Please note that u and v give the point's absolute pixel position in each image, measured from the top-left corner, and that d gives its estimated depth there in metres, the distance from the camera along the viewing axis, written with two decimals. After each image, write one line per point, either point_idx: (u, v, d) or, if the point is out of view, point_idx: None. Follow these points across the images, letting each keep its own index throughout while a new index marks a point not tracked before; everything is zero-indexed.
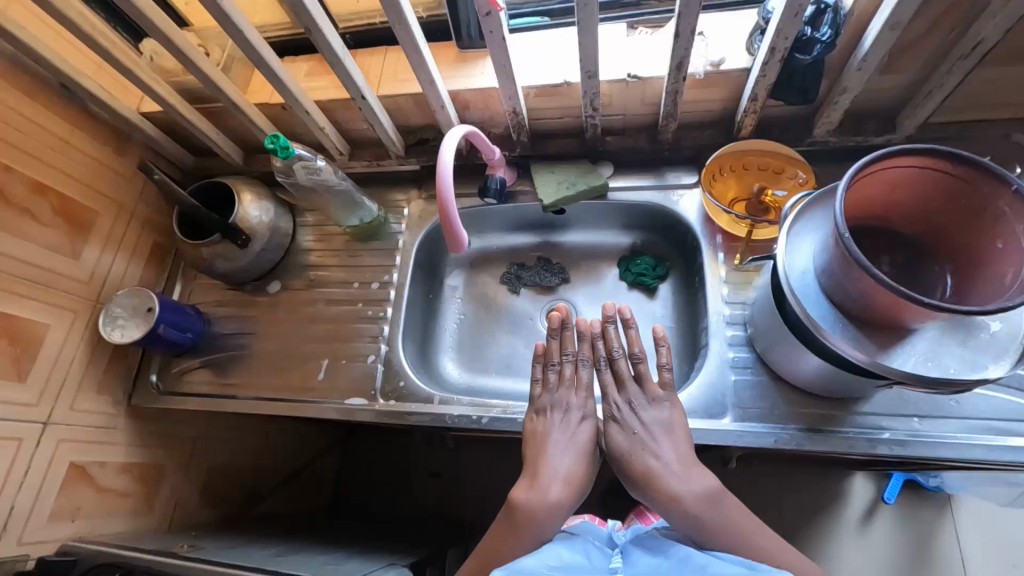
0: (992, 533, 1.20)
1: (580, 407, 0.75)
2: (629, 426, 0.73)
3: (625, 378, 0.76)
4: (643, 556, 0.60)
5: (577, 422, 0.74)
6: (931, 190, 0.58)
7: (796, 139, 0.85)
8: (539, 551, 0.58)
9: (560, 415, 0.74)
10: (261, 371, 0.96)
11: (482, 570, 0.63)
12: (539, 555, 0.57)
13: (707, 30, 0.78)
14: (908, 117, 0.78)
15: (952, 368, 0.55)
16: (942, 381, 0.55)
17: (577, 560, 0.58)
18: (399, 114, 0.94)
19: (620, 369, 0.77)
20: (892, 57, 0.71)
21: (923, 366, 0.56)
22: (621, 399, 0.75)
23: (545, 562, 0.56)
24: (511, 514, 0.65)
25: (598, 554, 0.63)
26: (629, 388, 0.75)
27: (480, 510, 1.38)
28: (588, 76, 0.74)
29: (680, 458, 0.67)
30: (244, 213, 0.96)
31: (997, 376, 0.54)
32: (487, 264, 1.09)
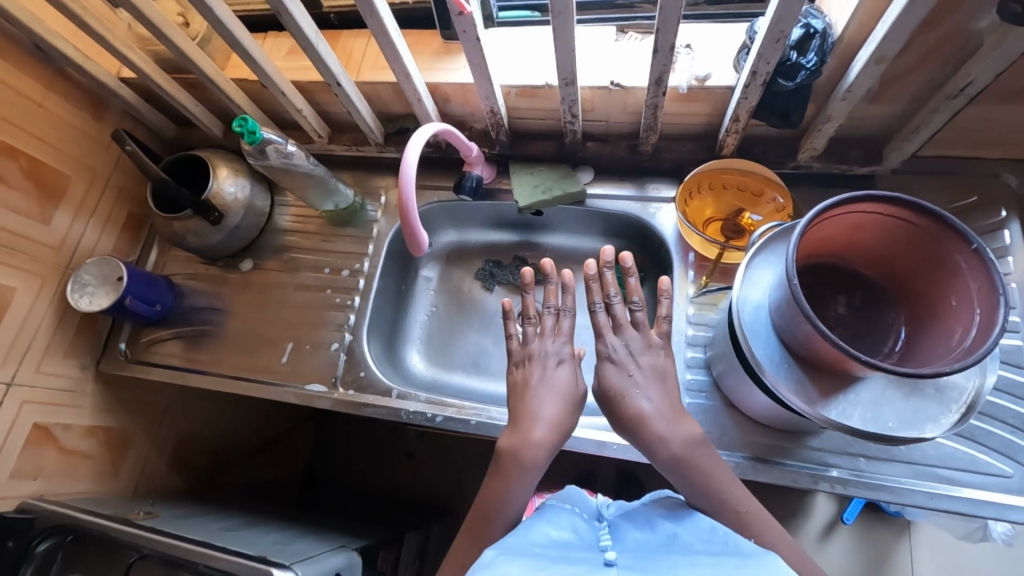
0: (947, 562, 1.21)
1: (558, 351, 0.70)
2: (625, 367, 0.67)
3: (620, 323, 0.70)
4: (632, 530, 0.60)
5: (554, 366, 0.69)
6: (893, 236, 0.56)
7: (778, 162, 0.82)
8: (526, 531, 0.57)
9: (539, 365, 0.69)
10: (228, 348, 0.97)
11: (484, 519, 0.63)
12: (526, 535, 0.56)
13: (694, 43, 0.76)
14: (896, 150, 0.75)
15: (890, 423, 0.55)
16: (880, 436, 0.55)
17: (566, 538, 0.58)
18: (379, 101, 0.92)
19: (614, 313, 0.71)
20: (878, 89, 0.69)
21: (862, 419, 0.56)
22: (615, 341, 0.69)
23: (533, 542, 0.55)
24: (499, 463, 0.64)
25: (585, 528, 0.62)
26: (624, 332, 0.70)
27: (447, 493, 1.41)
28: (566, 82, 0.72)
29: (670, 405, 0.65)
30: (218, 189, 0.95)
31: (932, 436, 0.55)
32: (464, 258, 1.08)
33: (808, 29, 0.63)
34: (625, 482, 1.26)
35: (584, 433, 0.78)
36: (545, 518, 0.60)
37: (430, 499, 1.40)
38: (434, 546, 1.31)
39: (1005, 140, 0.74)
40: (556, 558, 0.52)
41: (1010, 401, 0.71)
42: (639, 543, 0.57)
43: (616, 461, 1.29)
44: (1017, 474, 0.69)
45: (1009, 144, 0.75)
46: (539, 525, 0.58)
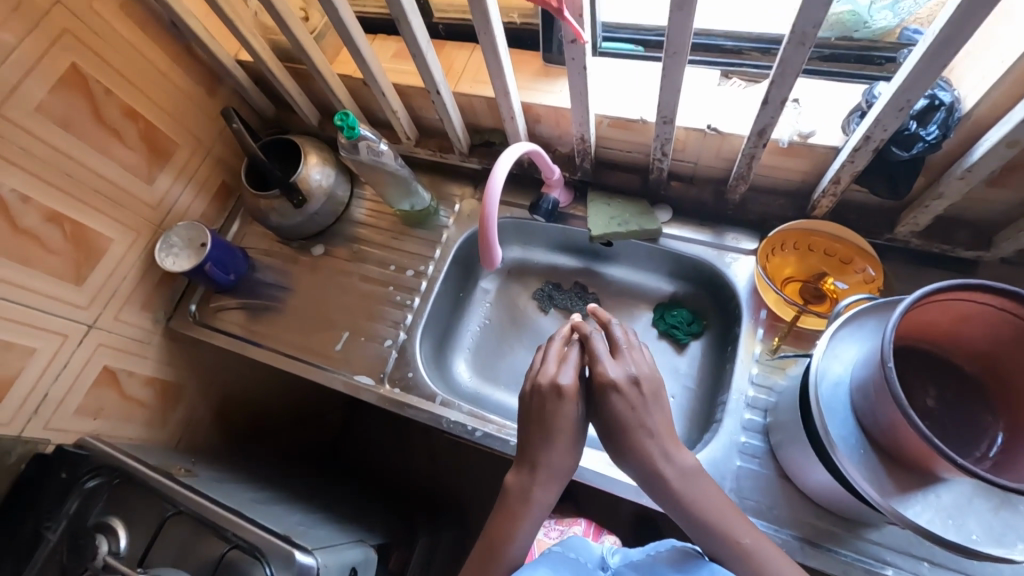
0: None
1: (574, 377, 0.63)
2: (627, 394, 0.60)
3: (619, 348, 0.64)
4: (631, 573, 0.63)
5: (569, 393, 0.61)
6: (1003, 333, 0.52)
7: (872, 232, 0.78)
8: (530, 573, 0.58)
9: (552, 392, 0.62)
10: (287, 326, 1.01)
11: (485, 552, 0.61)
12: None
13: (803, 98, 0.73)
14: (1009, 239, 0.70)
15: (973, 534, 0.51)
16: (959, 546, 0.51)
17: None
18: (471, 113, 0.94)
19: (614, 338, 0.65)
20: (1002, 172, 0.64)
21: (940, 523, 0.52)
22: (617, 367, 0.62)
23: None
24: (505, 500, 0.63)
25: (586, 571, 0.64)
26: (623, 357, 0.63)
27: (465, 503, 1.40)
28: (664, 120, 0.71)
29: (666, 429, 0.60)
30: (306, 174, 0.99)
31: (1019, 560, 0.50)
32: (524, 276, 1.08)
33: (934, 101, 0.60)
34: (645, 530, 1.22)
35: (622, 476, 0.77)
36: (552, 561, 0.61)
37: (447, 506, 1.40)
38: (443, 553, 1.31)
39: None
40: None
41: None
42: None
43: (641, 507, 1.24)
44: None
45: None
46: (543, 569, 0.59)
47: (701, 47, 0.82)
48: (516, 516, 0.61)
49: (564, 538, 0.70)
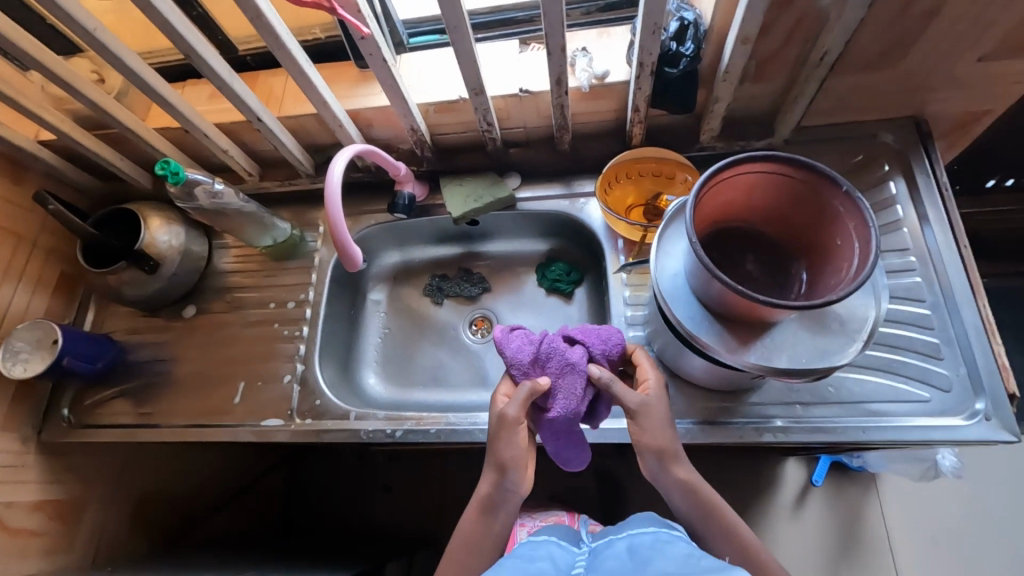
0: (912, 506, 1.36)
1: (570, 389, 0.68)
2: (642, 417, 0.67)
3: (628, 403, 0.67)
4: (609, 554, 0.60)
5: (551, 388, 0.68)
6: (781, 193, 0.62)
7: (685, 147, 0.88)
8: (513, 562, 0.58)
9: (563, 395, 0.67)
10: (179, 398, 0.95)
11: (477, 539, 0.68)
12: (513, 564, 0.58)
13: (589, 47, 0.81)
14: (783, 122, 0.83)
15: (806, 358, 0.60)
16: (797, 371, 0.59)
17: (543, 567, 0.58)
18: (305, 134, 0.94)
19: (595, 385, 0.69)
20: (759, 67, 0.76)
21: (780, 358, 0.60)
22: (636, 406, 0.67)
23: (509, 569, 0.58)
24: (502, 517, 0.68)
25: (562, 553, 0.63)
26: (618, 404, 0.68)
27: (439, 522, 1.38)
28: (475, 92, 0.76)
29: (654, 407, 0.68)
30: (151, 238, 0.94)
31: (843, 363, 0.59)
32: (411, 276, 1.10)
33: (683, 21, 0.71)
34: (604, 485, 1.29)
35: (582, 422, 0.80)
36: (525, 552, 0.62)
37: (423, 534, 1.38)
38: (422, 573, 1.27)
39: (874, 103, 0.84)
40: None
41: (920, 332, 0.76)
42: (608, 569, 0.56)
43: (599, 467, 1.31)
44: (935, 398, 0.73)
45: (881, 106, 0.84)
46: (509, 562, 0.58)
47: (479, 25, 0.86)
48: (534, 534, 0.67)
49: (538, 541, 0.65)
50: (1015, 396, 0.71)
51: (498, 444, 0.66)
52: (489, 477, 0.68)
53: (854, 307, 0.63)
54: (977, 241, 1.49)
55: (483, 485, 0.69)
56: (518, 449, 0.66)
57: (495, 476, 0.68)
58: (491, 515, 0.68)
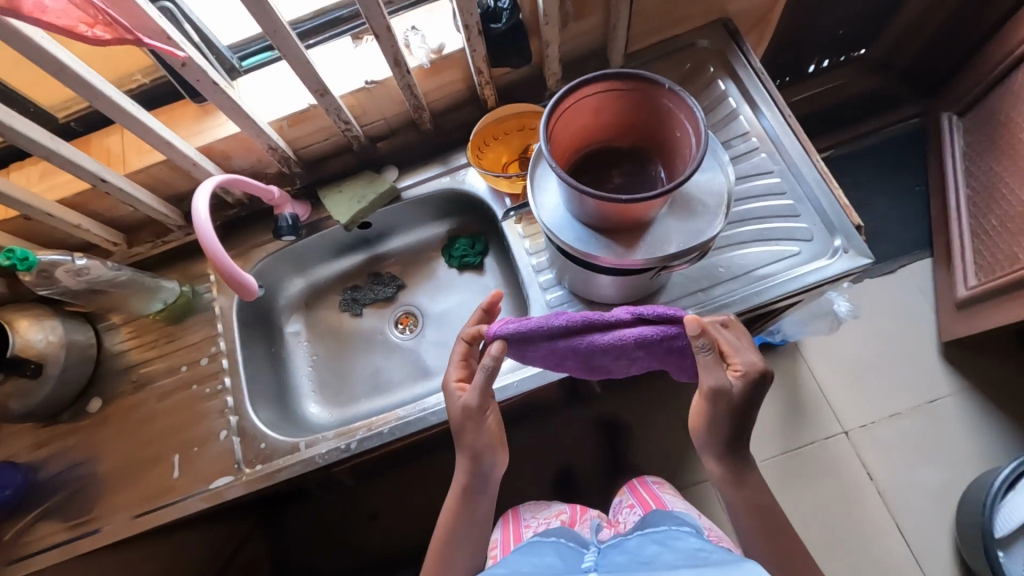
0: (832, 358, 1.54)
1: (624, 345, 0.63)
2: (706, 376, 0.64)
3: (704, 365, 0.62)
4: (616, 553, 0.63)
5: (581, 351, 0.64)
6: (620, 106, 0.68)
7: (538, 96, 0.94)
8: (523, 563, 0.61)
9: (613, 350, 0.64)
10: (111, 495, 0.88)
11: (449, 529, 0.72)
12: (523, 564, 0.61)
13: (419, 24, 0.83)
14: (612, 51, 0.89)
15: (683, 242, 0.67)
16: (679, 255, 0.66)
17: (552, 564, 0.61)
18: (162, 185, 0.89)
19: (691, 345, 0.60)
20: (575, 5, 0.82)
21: (662, 249, 0.67)
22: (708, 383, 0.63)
23: (520, 568, 0.60)
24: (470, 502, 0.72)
25: (569, 551, 0.66)
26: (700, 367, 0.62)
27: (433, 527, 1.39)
28: (320, 95, 0.76)
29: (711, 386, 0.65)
30: (24, 340, 0.86)
31: (713, 236, 0.67)
32: (323, 297, 1.08)
33: None
34: (572, 435, 1.35)
35: (524, 374, 0.83)
36: (534, 551, 0.65)
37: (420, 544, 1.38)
38: None
39: (683, 14, 0.93)
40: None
41: (778, 199, 0.86)
42: (616, 563, 0.59)
43: (563, 421, 1.36)
44: (804, 248, 0.83)
45: (690, 16, 0.93)
46: (521, 563, 0.61)
47: (309, 30, 0.86)
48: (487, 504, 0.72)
49: (546, 541, 0.68)
50: (861, 227, 0.82)
51: (474, 431, 0.68)
52: (466, 470, 0.71)
53: (711, 186, 0.70)
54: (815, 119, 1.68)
55: (461, 473, 0.72)
56: (490, 431, 0.69)
57: (466, 470, 0.71)
58: (472, 508, 0.72)
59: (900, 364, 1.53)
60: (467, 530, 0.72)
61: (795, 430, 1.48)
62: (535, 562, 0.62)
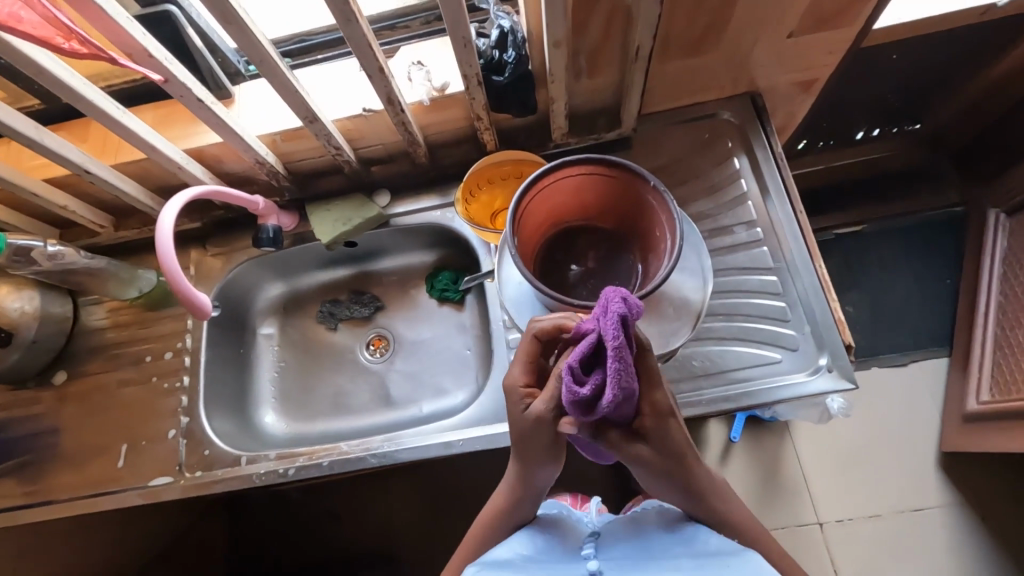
0: (823, 444, 1.47)
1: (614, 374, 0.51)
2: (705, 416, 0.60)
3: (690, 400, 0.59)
4: (609, 546, 0.72)
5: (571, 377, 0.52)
6: (605, 189, 0.64)
7: (541, 145, 0.90)
8: (520, 547, 0.71)
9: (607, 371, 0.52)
10: (59, 472, 0.90)
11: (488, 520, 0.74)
12: (520, 550, 0.71)
13: (425, 59, 0.81)
14: (625, 113, 0.85)
15: None
16: None
17: (549, 552, 0.72)
18: (152, 178, 0.89)
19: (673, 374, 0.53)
20: (589, 64, 0.78)
21: None
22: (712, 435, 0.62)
23: (517, 556, 0.70)
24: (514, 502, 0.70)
25: (573, 536, 0.76)
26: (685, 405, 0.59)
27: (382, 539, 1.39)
28: (309, 121, 0.74)
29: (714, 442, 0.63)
30: (0, 306, 0.88)
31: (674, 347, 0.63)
32: (302, 304, 1.08)
33: (502, 28, 0.72)
34: None
35: (472, 433, 0.82)
36: (543, 535, 0.75)
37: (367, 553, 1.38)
38: None
39: (708, 84, 0.87)
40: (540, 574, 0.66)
41: (770, 299, 0.81)
42: (608, 556, 0.70)
43: None
44: (786, 358, 0.78)
45: (716, 86, 0.88)
46: (521, 545, 0.71)
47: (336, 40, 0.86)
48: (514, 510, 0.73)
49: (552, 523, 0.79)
50: (851, 347, 0.77)
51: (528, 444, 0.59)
52: (519, 485, 0.68)
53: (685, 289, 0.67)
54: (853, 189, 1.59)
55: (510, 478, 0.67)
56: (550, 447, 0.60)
57: (526, 485, 0.67)
58: (510, 513, 0.72)
59: (893, 465, 1.45)
60: (498, 532, 0.74)
61: (766, 511, 1.42)
62: (535, 550, 0.72)
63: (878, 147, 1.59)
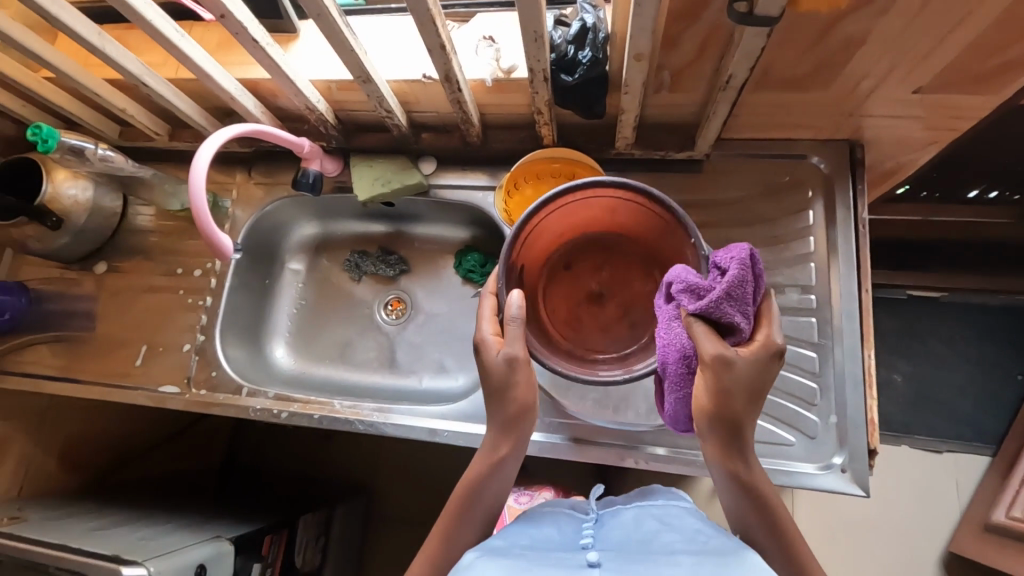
0: (821, 508, 1.41)
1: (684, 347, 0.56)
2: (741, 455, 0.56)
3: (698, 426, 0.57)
4: (613, 528, 0.59)
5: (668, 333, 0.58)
6: (635, 216, 0.66)
7: (601, 150, 0.83)
8: (512, 533, 0.58)
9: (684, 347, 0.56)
10: (85, 354, 0.97)
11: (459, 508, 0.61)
12: (511, 537, 0.57)
13: (499, 34, 0.74)
14: (700, 137, 0.76)
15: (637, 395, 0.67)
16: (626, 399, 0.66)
17: (551, 536, 0.58)
18: (209, 97, 0.89)
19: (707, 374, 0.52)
20: (671, 78, 0.69)
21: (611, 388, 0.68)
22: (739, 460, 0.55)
23: (516, 543, 0.55)
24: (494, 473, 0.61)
25: (570, 521, 0.63)
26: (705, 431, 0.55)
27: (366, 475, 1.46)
28: (363, 80, 0.70)
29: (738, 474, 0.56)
30: (55, 191, 0.91)
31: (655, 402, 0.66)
32: (332, 249, 1.08)
33: (583, 22, 0.64)
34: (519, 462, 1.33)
35: (457, 428, 0.82)
36: (537, 521, 0.62)
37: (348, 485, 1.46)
38: (341, 522, 1.35)
39: (806, 123, 0.77)
40: (533, 558, 0.51)
41: (800, 375, 0.75)
42: (617, 541, 0.56)
43: None
44: (800, 443, 0.72)
45: (813, 126, 0.78)
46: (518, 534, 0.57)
47: None
48: (493, 492, 0.61)
49: (543, 507, 0.66)
50: (875, 452, 0.71)
51: (509, 391, 0.59)
52: (514, 439, 0.61)
53: None
54: (944, 254, 1.42)
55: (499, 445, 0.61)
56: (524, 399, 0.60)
57: (519, 438, 0.61)
58: (479, 498, 0.61)
59: (890, 549, 1.37)
60: (474, 523, 0.61)
61: None
62: (534, 535, 0.59)
63: (1011, 211, 1.32)
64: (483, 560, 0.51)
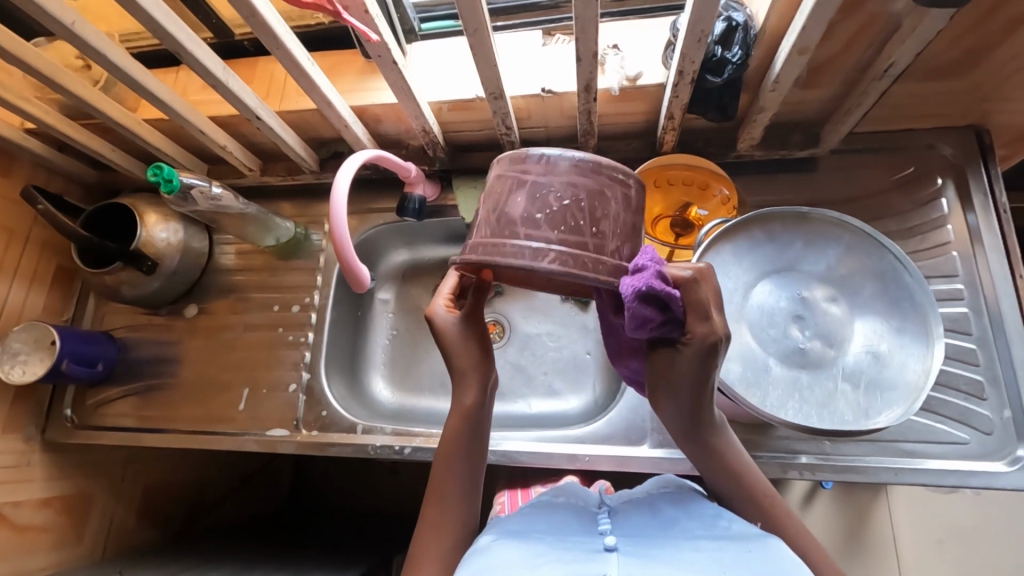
0: None
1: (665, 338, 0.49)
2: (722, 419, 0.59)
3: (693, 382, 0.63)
4: (639, 517, 0.53)
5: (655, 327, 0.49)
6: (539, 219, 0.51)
7: (719, 153, 0.81)
8: (527, 521, 0.53)
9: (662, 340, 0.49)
10: (181, 401, 0.92)
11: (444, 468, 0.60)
12: (531, 521, 0.52)
13: (622, 42, 0.73)
14: (831, 132, 0.75)
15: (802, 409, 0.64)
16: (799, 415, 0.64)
17: (567, 523, 0.53)
18: (308, 128, 0.87)
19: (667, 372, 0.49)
20: (811, 74, 0.68)
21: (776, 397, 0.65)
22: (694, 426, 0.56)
23: (534, 529, 0.51)
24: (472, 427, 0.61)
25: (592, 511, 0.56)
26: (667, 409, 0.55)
27: None
28: (494, 96, 0.69)
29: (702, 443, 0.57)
30: (149, 235, 0.88)
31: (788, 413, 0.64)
32: (420, 276, 1.05)
33: (730, 22, 0.63)
34: None
35: (596, 450, 0.78)
36: (546, 509, 0.56)
37: None
38: None
39: (935, 111, 0.75)
40: (548, 552, 0.47)
41: (963, 369, 0.72)
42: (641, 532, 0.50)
43: None
44: (975, 440, 0.69)
45: (939, 114, 0.76)
46: (528, 523, 0.52)
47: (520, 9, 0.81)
48: (474, 441, 0.61)
49: (563, 491, 0.60)
50: None
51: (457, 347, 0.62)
52: (478, 383, 0.61)
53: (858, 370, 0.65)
54: None
55: (466, 395, 0.61)
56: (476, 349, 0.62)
57: (480, 379, 0.61)
58: (456, 457, 0.61)
59: None
60: (456, 488, 0.60)
61: None
62: (551, 521, 0.53)
63: None
64: (502, 549, 0.48)
